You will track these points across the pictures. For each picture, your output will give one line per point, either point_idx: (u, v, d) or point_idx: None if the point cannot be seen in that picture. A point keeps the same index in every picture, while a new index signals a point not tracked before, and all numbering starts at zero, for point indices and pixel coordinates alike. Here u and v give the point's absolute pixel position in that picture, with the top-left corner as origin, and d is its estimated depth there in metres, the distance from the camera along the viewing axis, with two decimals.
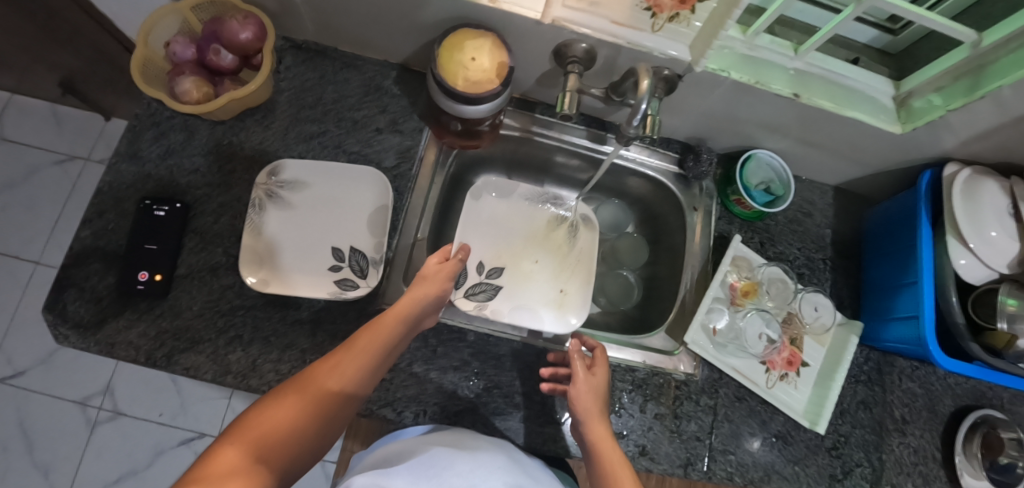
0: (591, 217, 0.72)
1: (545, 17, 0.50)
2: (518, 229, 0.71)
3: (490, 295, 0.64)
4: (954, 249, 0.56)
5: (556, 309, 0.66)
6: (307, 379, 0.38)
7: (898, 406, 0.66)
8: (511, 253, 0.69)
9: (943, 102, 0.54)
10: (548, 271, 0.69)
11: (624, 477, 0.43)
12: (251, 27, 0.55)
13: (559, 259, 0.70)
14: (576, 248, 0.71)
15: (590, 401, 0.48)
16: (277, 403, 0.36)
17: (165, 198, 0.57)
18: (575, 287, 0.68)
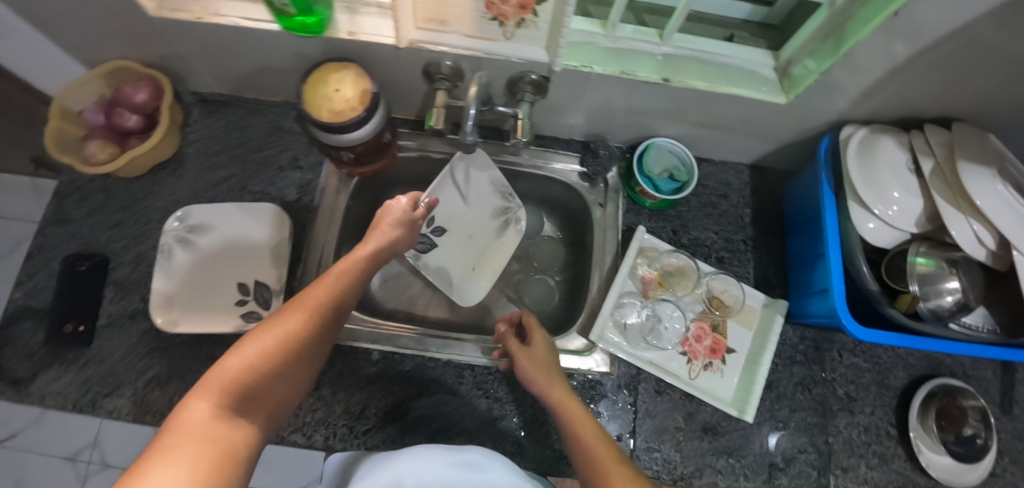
0: (524, 224, 0.71)
1: (399, 41, 0.52)
2: (474, 200, 0.68)
3: (427, 250, 0.67)
4: (858, 214, 0.53)
5: (462, 281, 0.69)
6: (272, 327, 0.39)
7: (842, 384, 0.63)
8: (459, 218, 0.68)
9: (816, 65, 0.51)
10: (473, 243, 0.70)
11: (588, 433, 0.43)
12: (146, 89, 0.61)
13: (481, 246, 0.71)
14: (499, 241, 0.71)
15: (536, 371, 0.48)
16: (241, 353, 0.36)
17: (89, 253, 0.61)
18: (484, 277, 0.70)
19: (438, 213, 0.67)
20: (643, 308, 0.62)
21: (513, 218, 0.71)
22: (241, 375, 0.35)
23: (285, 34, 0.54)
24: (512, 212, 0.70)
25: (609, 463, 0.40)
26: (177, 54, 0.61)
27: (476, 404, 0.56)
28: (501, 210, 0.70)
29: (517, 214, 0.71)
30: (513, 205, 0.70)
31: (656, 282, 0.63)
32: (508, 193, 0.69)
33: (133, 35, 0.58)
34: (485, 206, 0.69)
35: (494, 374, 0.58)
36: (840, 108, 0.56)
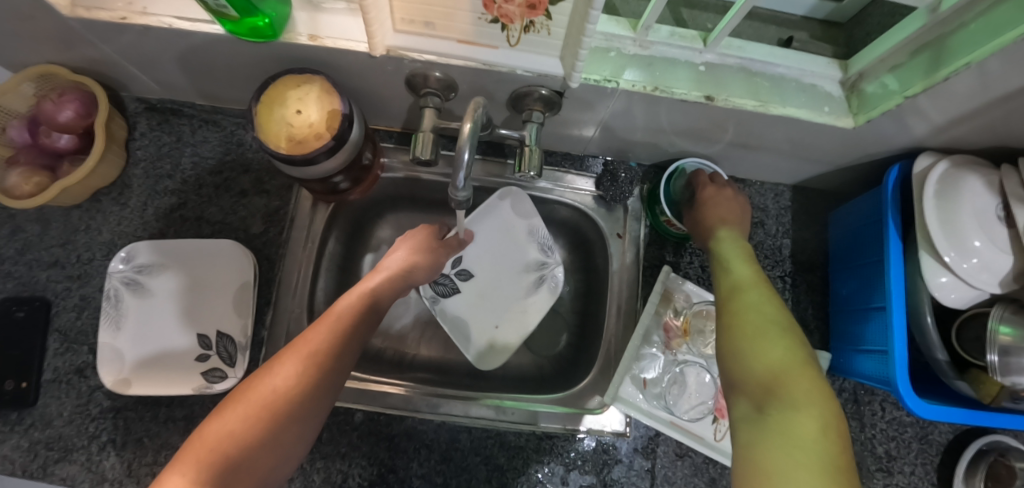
0: (560, 286, 0.62)
1: (374, 49, 0.41)
2: (506, 250, 0.63)
3: (448, 295, 0.61)
4: (929, 266, 0.44)
5: (479, 339, 0.60)
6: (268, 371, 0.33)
7: (881, 441, 0.56)
8: (489, 263, 0.63)
9: (900, 86, 0.40)
10: (499, 301, 0.62)
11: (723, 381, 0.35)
12: (72, 104, 0.50)
13: (507, 304, 0.62)
14: (529, 302, 0.62)
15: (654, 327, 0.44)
16: (228, 411, 0.30)
17: (25, 296, 0.53)
18: (504, 343, 0.60)
19: (466, 255, 0.62)
20: (666, 361, 0.54)
21: (547, 277, 0.62)
22: (225, 437, 0.28)
23: (230, 39, 0.43)
24: (546, 272, 0.62)
25: (767, 336, 0.34)
26: (105, 58, 0.50)
27: (472, 472, 0.50)
28: (534, 266, 0.62)
29: (554, 271, 0.62)
30: (549, 263, 0.62)
31: (681, 330, 0.54)
32: (546, 246, 0.62)
33: (43, 36, 0.46)
34: (518, 260, 0.63)
35: (494, 436, 0.51)
36: (919, 134, 0.45)
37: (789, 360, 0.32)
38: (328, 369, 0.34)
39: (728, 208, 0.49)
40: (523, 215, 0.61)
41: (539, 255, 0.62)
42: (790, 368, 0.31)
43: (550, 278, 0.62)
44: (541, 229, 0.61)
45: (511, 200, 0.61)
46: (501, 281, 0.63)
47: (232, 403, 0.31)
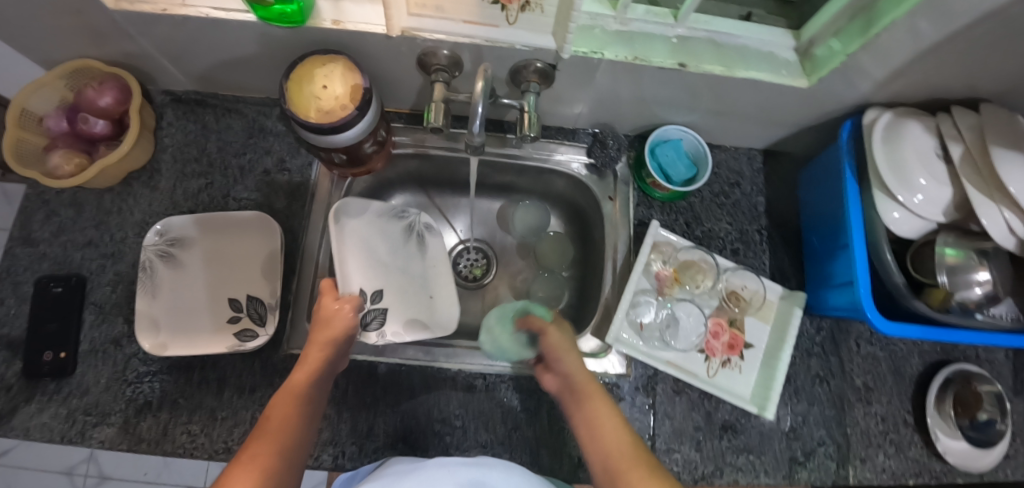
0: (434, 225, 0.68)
1: (391, 31, 0.47)
2: (374, 249, 0.62)
3: (383, 320, 0.59)
4: (882, 203, 0.51)
5: (432, 316, 0.62)
6: (251, 451, 0.33)
7: (859, 374, 0.61)
8: (381, 271, 0.62)
9: (842, 46, 0.47)
10: (411, 278, 0.65)
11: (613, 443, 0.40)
12: (110, 91, 0.55)
13: (415, 272, 0.65)
14: (432, 254, 0.67)
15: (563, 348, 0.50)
16: (231, 473, 0.31)
17: (62, 275, 0.57)
18: (446, 293, 0.65)
19: (363, 284, 0.60)
20: (659, 307, 0.60)
21: (421, 227, 0.67)
22: None
23: (262, 26, 0.48)
24: (417, 225, 0.66)
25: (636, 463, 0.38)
26: (141, 51, 0.55)
27: (490, 415, 0.54)
28: (405, 231, 0.66)
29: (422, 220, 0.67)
30: (414, 217, 0.66)
31: (672, 278, 0.60)
32: (399, 214, 0.65)
33: (87, 31, 0.51)
34: (391, 241, 0.64)
35: (508, 381, 0.56)
36: (865, 90, 0.53)
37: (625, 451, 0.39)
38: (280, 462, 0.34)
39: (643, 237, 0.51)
40: (359, 211, 0.60)
41: (402, 223, 0.66)
42: (628, 461, 0.38)
43: (422, 224, 0.67)
44: (380, 205, 0.63)
45: (342, 215, 0.58)
46: (401, 268, 0.64)
47: (232, 468, 0.31)
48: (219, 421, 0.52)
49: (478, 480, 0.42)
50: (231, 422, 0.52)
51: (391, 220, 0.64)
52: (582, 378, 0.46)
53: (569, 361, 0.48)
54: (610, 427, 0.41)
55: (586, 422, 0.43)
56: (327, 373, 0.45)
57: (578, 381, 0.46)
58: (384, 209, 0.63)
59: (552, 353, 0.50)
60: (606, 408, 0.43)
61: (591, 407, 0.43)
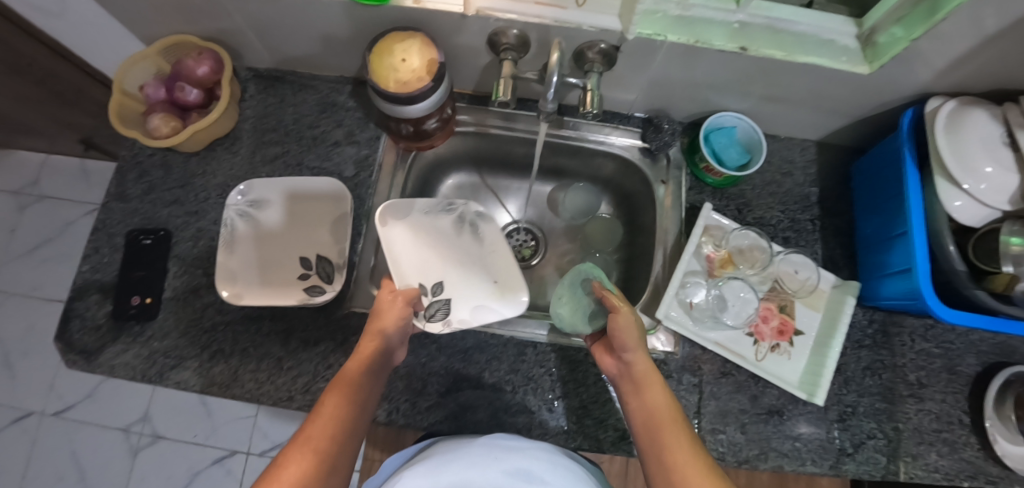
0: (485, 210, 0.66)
1: (467, 9, 0.51)
2: (427, 243, 0.64)
3: (447, 310, 0.60)
4: (945, 191, 0.50)
5: (499, 298, 0.61)
6: (308, 433, 0.39)
7: (911, 369, 0.59)
8: (439, 262, 0.64)
9: (905, 33, 0.48)
10: (473, 267, 0.64)
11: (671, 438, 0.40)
12: (206, 61, 0.61)
13: (474, 260, 0.64)
14: (489, 240, 0.65)
15: (631, 333, 0.45)
16: (287, 462, 0.37)
17: (151, 228, 0.62)
18: (508, 277, 0.62)
19: (424, 278, 0.62)
20: (708, 288, 0.61)
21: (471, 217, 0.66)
22: None
23: (347, 4, 0.52)
24: (466, 215, 0.66)
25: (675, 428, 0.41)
26: (234, 28, 0.60)
27: (537, 382, 0.56)
28: (456, 222, 0.65)
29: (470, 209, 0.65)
30: (459, 208, 0.65)
31: (724, 260, 0.62)
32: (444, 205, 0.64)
33: (192, 7, 0.57)
34: (443, 234, 0.65)
35: (556, 351, 0.58)
36: (926, 79, 0.53)
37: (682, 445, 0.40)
38: (328, 455, 0.39)
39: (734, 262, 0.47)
40: (406, 211, 0.62)
41: (451, 215, 0.65)
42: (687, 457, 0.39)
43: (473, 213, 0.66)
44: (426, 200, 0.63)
45: (388, 216, 0.60)
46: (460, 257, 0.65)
47: (288, 454, 0.38)
48: (284, 370, 0.55)
49: (525, 470, 0.45)
50: (294, 372, 0.55)
51: (440, 213, 0.65)
52: (643, 369, 0.45)
53: (633, 348, 0.45)
54: (663, 412, 0.42)
55: (643, 406, 0.44)
56: (382, 364, 0.47)
57: (637, 371, 0.45)
58: (429, 203, 0.64)
59: (619, 340, 0.45)
60: (666, 396, 0.44)
61: (648, 394, 0.44)
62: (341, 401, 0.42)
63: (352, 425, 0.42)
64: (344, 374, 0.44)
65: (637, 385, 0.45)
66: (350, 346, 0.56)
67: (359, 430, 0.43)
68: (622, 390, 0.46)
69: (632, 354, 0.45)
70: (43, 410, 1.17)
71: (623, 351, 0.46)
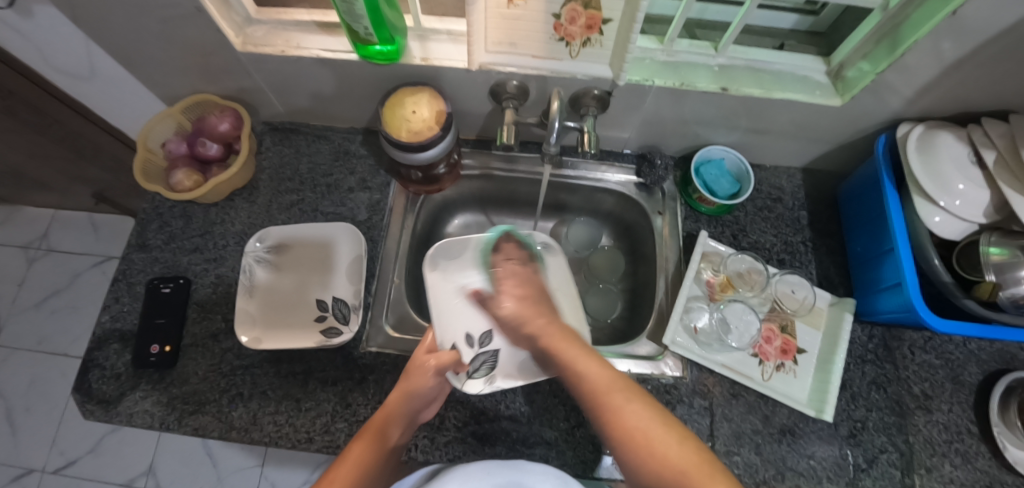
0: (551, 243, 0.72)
1: (471, 65, 0.55)
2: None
3: (491, 364, 0.61)
4: (923, 208, 0.54)
5: None
6: (331, 476, 0.43)
7: (916, 382, 0.60)
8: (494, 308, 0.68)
9: (871, 67, 0.53)
10: None
11: (599, 374, 0.45)
12: (228, 119, 0.65)
13: None
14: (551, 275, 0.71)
15: (525, 279, 0.62)
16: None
17: (170, 276, 0.64)
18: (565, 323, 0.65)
19: (472, 327, 0.65)
20: (711, 312, 0.64)
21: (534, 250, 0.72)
22: None
23: (360, 63, 0.57)
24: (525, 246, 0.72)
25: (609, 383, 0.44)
26: (253, 86, 0.65)
27: (553, 412, 0.57)
28: None
29: (533, 240, 0.72)
30: (520, 239, 0.72)
31: (723, 284, 0.65)
32: (505, 237, 0.71)
33: (217, 70, 0.62)
34: None
35: None
36: (895, 107, 0.58)
37: (608, 379, 0.44)
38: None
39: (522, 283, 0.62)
40: (461, 251, 0.69)
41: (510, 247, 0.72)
42: (619, 388, 0.43)
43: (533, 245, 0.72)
44: (482, 238, 0.70)
45: (439, 257, 0.69)
46: None
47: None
48: (303, 412, 0.56)
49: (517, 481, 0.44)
50: (314, 413, 0.56)
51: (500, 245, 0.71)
52: (542, 320, 0.54)
53: (528, 294, 0.59)
54: (592, 367, 0.46)
55: (564, 356, 0.48)
56: (408, 421, 0.50)
57: (546, 330, 0.53)
58: (483, 236, 0.71)
59: (512, 290, 0.61)
60: (581, 347, 0.49)
61: (563, 348, 0.49)
62: (364, 452, 0.45)
63: (372, 474, 0.44)
64: (372, 427, 0.47)
65: (535, 326, 0.54)
66: (367, 384, 0.57)
67: (379, 478, 0.46)
68: (537, 347, 0.54)
69: (528, 300, 0.58)
70: (44, 467, 1.14)
71: (521, 299, 0.59)
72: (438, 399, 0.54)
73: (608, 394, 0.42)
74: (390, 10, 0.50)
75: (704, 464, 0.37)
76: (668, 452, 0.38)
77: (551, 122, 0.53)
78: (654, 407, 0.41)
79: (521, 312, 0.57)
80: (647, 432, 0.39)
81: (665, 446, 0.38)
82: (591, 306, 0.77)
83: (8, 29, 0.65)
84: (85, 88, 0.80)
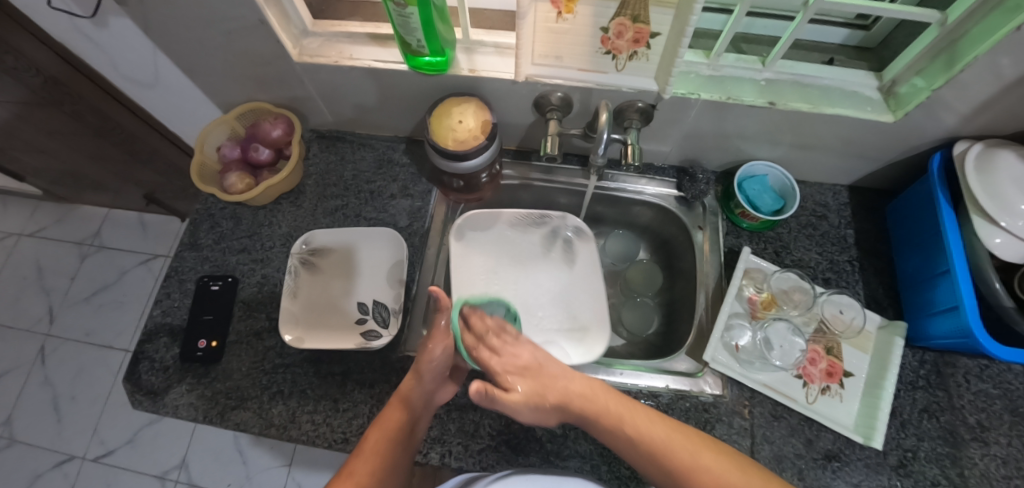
0: (585, 230, 0.73)
1: (518, 77, 0.56)
2: (520, 258, 0.74)
3: None
4: (981, 229, 0.51)
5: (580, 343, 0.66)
6: (351, 467, 0.45)
7: (971, 412, 0.57)
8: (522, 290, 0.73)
9: (926, 83, 0.51)
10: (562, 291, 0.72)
11: (644, 422, 0.45)
12: (281, 125, 0.68)
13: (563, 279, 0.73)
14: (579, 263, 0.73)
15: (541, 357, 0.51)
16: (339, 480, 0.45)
17: (218, 275, 0.66)
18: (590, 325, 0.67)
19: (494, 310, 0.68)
20: (752, 330, 0.63)
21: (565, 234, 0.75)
22: None
23: (409, 74, 0.59)
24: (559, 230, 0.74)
25: (647, 418, 0.46)
26: (304, 95, 0.68)
27: (588, 426, 0.57)
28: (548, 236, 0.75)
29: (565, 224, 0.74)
30: (553, 223, 0.74)
31: (766, 302, 0.64)
32: (542, 219, 0.74)
33: (272, 79, 0.65)
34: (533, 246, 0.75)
35: None
36: (951, 124, 0.56)
37: (648, 421, 0.46)
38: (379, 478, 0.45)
39: (523, 363, 0.50)
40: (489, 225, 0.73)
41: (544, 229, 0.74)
42: (676, 438, 0.45)
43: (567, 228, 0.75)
44: (515, 215, 0.73)
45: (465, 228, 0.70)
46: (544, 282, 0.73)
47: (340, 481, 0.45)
48: (340, 412, 0.57)
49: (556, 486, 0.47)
50: (350, 414, 0.57)
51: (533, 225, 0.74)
52: (564, 378, 0.49)
53: (532, 364, 0.50)
54: (650, 427, 0.45)
55: (609, 421, 0.46)
56: (423, 403, 0.51)
57: (574, 391, 0.48)
58: (518, 215, 0.74)
59: (511, 361, 0.50)
60: (619, 399, 0.48)
61: (601, 407, 0.47)
62: (380, 440, 0.47)
63: (394, 459, 0.46)
64: (387, 419, 0.48)
65: (561, 394, 0.47)
66: None
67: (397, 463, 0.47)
68: (569, 416, 0.48)
69: (534, 372, 0.49)
70: (84, 454, 1.19)
71: (527, 370, 0.50)
72: (452, 377, 0.55)
73: (665, 444, 0.44)
74: (443, 24, 0.52)
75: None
76: (738, 483, 0.42)
77: (597, 134, 0.54)
78: (707, 441, 0.45)
79: (535, 393, 0.47)
80: (717, 476, 0.42)
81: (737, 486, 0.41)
82: (626, 319, 0.76)
83: (86, 39, 0.70)
84: (148, 93, 0.85)
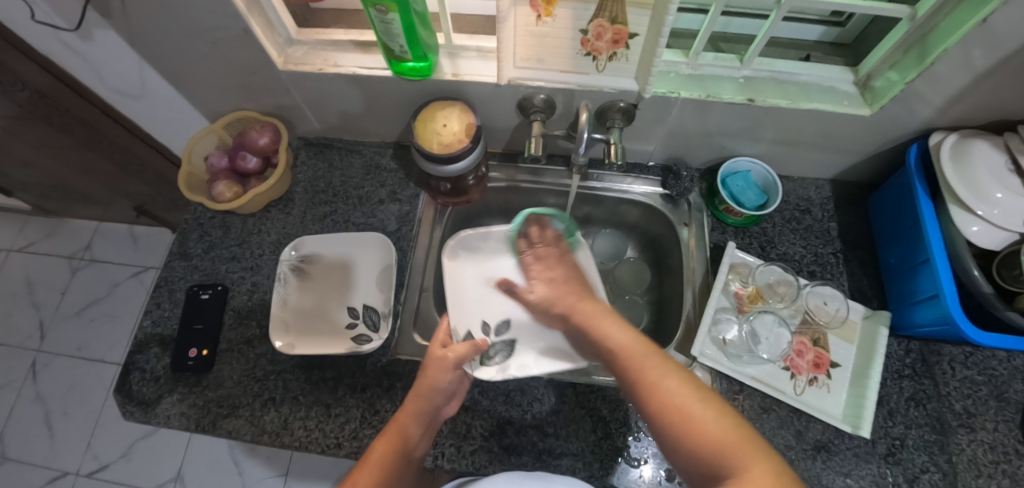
0: (574, 233, 0.74)
1: (501, 80, 0.57)
2: (510, 270, 0.74)
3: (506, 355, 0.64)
4: (959, 217, 0.52)
5: None
6: (355, 479, 0.44)
7: (957, 398, 0.58)
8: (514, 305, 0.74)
9: (900, 76, 0.53)
10: None
11: (634, 347, 0.45)
12: (268, 133, 0.69)
13: None
14: None
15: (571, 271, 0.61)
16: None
17: (209, 284, 0.67)
18: None
19: (489, 317, 0.70)
20: (740, 324, 0.63)
21: None
22: None
23: (393, 79, 0.59)
24: None
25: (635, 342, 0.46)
26: (290, 103, 0.68)
27: (580, 424, 0.57)
28: None
29: None
30: None
31: (753, 295, 0.65)
32: None
33: (259, 88, 0.66)
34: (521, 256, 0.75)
35: (597, 391, 0.59)
36: (926, 116, 0.57)
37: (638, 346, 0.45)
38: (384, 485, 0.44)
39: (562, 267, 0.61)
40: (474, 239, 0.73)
41: None
42: (654, 358, 0.43)
43: None
44: (501, 226, 0.73)
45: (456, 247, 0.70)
46: None
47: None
48: (332, 417, 0.57)
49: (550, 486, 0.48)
50: (343, 419, 0.57)
51: None
52: (573, 298, 0.56)
53: (557, 276, 0.60)
54: (630, 346, 0.45)
55: (598, 338, 0.49)
56: (430, 418, 0.51)
57: (579, 306, 0.54)
58: (503, 225, 0.74)
59: (544, 272, 0.62)
60: (620, 325, 0.49)
61: (597, 325, 0.50)
62: (386, 452, 0.46)
63: (398, 472, 0.46)
64: (392, 432, 0.47)
65: (564, 304, 0.56)
66: (395, 392, 0.58)
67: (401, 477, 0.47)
68: (571, 325, 0.55)
69: (557, 282, 0.59)
70: (78, 470, 1.18)
71: (552, 279, 0.60)
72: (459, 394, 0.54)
73: (638, 363, 0.43)
74: (424, 29, 0.53)
75: (745, 443, 0.34)
76: (704, 422, 0.35)
77: (579, 133, 0.54)
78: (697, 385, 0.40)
79: (551, 294, 0.58)
80: (682, 405, 0.37)
81: (697, 417, 0.36)
82: None
83: (73, 53, 0.70)
84: (136, 105, 0.85)
